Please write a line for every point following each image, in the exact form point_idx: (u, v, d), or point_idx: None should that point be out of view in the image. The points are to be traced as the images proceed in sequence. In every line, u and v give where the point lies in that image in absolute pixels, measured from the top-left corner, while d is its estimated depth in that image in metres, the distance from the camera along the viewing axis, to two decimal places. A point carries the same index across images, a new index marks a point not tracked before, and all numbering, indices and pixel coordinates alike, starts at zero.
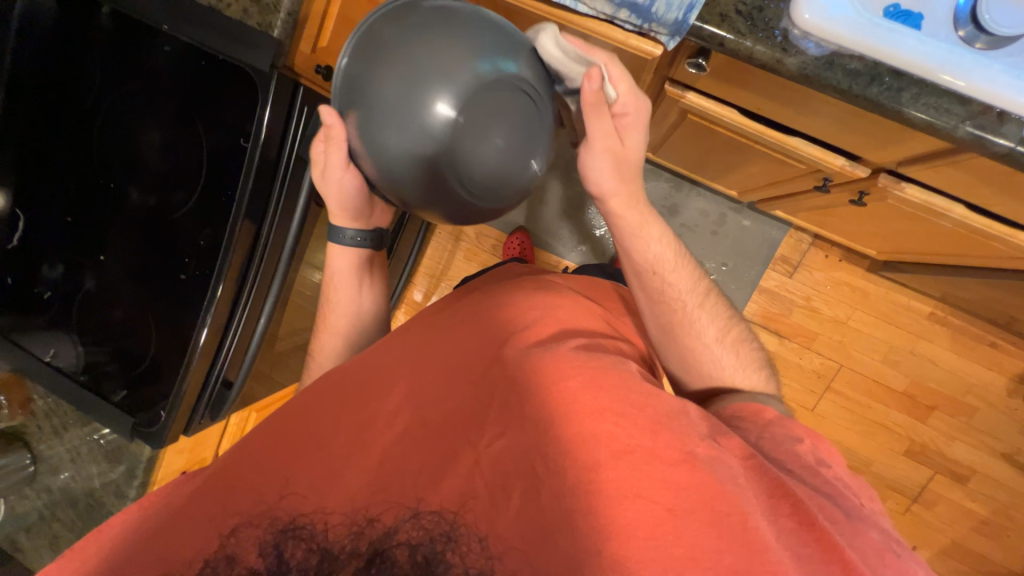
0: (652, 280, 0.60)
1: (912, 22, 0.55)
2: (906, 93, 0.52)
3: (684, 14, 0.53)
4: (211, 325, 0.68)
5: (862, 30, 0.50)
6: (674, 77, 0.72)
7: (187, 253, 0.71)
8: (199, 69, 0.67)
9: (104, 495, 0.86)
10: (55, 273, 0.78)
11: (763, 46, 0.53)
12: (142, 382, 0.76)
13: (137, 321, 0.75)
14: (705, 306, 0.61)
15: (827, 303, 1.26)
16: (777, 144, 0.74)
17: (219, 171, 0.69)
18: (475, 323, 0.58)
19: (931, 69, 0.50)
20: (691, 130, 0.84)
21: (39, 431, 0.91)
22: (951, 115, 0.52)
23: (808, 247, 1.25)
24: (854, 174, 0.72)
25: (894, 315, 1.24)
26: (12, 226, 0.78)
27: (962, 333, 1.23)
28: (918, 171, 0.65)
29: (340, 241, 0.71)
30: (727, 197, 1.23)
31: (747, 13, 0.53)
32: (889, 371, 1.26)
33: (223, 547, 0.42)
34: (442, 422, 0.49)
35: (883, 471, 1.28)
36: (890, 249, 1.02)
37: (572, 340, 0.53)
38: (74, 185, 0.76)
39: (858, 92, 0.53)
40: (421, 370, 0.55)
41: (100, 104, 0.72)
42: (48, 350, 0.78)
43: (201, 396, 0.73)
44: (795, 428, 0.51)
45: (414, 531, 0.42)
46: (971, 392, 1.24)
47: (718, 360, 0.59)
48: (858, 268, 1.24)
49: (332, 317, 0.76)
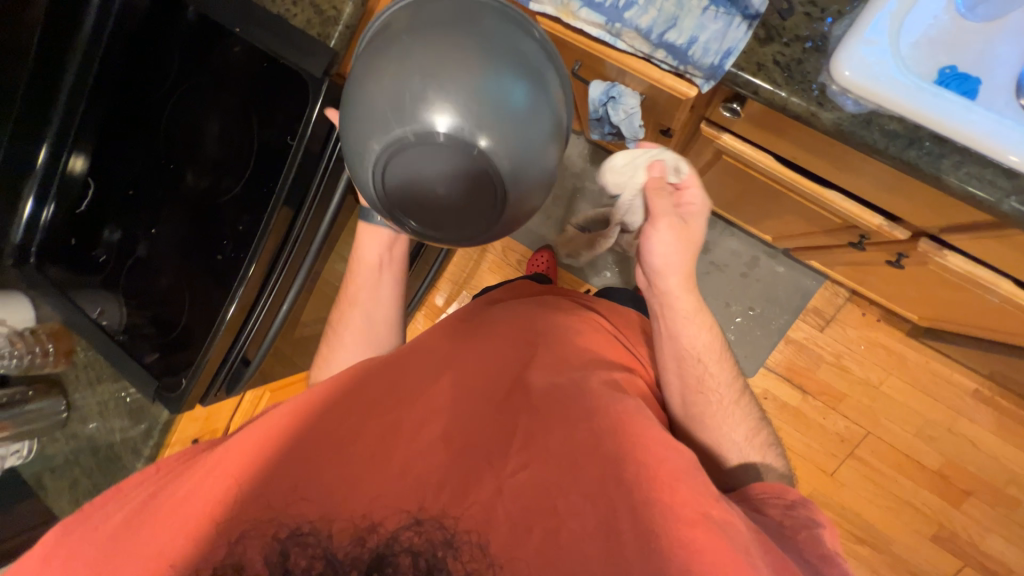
0: (695, 365, 0.62)
1: (968, 85, 0.56)
2: (947, 160, 0.51)
3: (721, 59, 0.55)
4: (239, 302, 0.72)
5: (904, 92, 0.50)
6: (709, 117, 0.73)
7: (227, 235, 0.76)
8: (262, 70, 0.73)
9: (121, 451, 0.91)
10: (114, 238, 0.85)
11: (799, 99, 0.53)
12: (173, 348, 0.80)
13: (177, 291, 0.80)
14: (739, 402, 0.62)
15: (859, 363, 1.20)
16: (812, 195, 0.72)
17: (267, 163, 0.73)
18: (498, 345, 0.61)
19: (978, 139, 0.49)
20: (726, 170, 0.84)
21: (76, 380, 0.96)
22: (996, 188, 0.50)
23: (844, 302, 1.21)
24: (892, 235, 0.70)
25: (933, 387, 1.18)
26: (84, 192, 0.86)
27: (1010, 416, 1.15)
28: (960, 240, 0.63)
29: (371, 222, 0.73)
30: (762, 241, 1.21)
31: (785, 64, 0.54)
32: (921, 447, 1.18)
33: (230, 555, 0.42)
34: (465, 441, 0.51)
35: (906, 555, 1.18)
36: (932, 316, 0.98)
37: (599, 373, 0.57)
38: (143, 163, 0.82)
39: (893, 153, 0.52)
40: (460, 391, 0.55)
41: (173, 91, 0.79)
42: (96, 307, 0.84)
43: (220, 370, 0.77)
44: (819, 513, 0.48)
45: (416, 539, 0.44)
46: (1014, 482, 1.15)
47: (741, 451, 0.59)
48: (897, 331, 1.19)
49: (354, 291, 0.78)
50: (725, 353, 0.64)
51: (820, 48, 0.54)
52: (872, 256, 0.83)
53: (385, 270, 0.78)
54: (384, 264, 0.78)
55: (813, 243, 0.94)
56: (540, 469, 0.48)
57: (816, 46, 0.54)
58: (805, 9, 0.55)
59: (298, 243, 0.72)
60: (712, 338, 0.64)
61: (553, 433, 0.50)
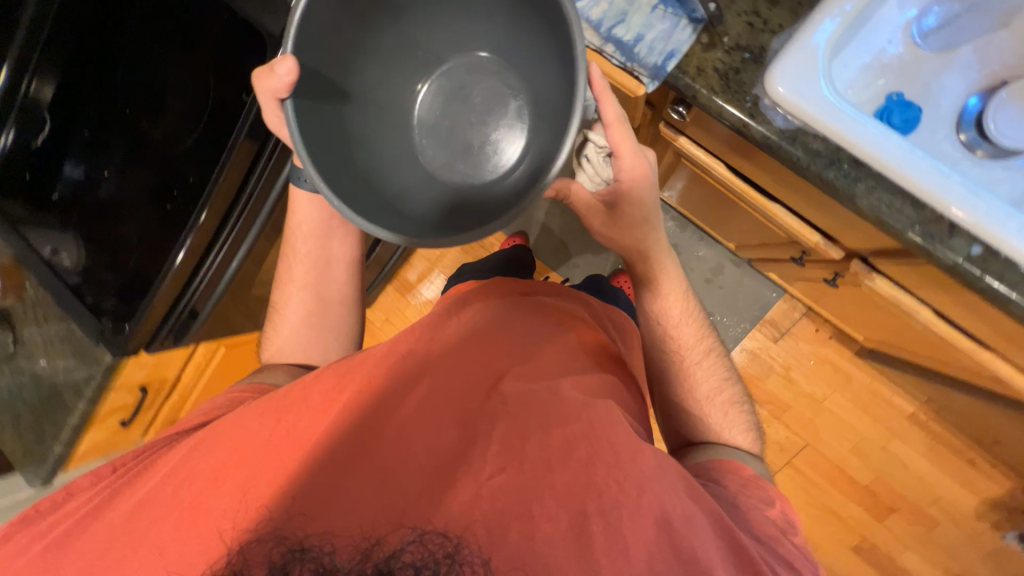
0: (657, 328, 0.68)
1: (909, 112, 0.62)
2: (861, 183, 0.56)
3: (664, 60, 0.59)
4: (187, 251, 0.72)
5: (830, 113, 0.54)
6: (667, 120, 0.76)
7: (176, 185, 0.76)
8: (223, 23, 0.69)
9: (66, 391, 0.88)
10: (76, 174, 0.81)
11: (735, 107, 0.58)
12: (129, 294, 0.79)
13: (131, 235, 0.78)
14: (704, 363, 0.67)
15: (806, 376, 1.29)
16: (759, 208, 0.77)
17: (225, 112, 0.71)
18: (478, 340, 0.57)
19: (890, 166, 0.54)
20: (689, 175, 0.88)
21: (25, 315, 0.91)
22: (903, 215, 0.55)
23: (800, 316, 1.29)
24: (828, 254, 0.75)
25: (872, 406, 1.27)
26: (40, 118, 0.81)
27: (941, 441, 1.25)
28: (888, 265, 0.69)
29: (299, 185, 0.66)
30: (729, 249, 1.27)
31: (723, 72, 0.59)
32: (853, 460, 1.27)
33: (230, 566, 0.38)
34: (430, 450, 0.45)
35: (830, 562, 1.27)
36: (875, 338, 1.05)
37: (571, 381, 0.54)
38: (98, 103, 0.80)
39: (815, 171, 0.56)
40: (438, 395, 0.50)
41: (136, 29, 0.76)
42: (49, 245, 0.81)
43: (166, 319, 0.78)
44: (768, 491, 0.54)
45: (416, 553, 0.38)
46: (936, 503, 1.25)
47: (704, 415, 0.64)
48: (846, 350, 1.28)
49: (296, 268, 0.70)
50: (694, 313, 0.68)
51: (757, 58, 0.59)
52: (813, 272, 0.90)
53: (327, 250, 0.71)
54: (319, 245, 0.70)
55: (766, 254, 0.99)
56: (516, 472, 0.44)
57: (753, 57, 0.59)
58: (747, 18, 0.59)
59: (248, 208, 0.71)
60: (677, 301, 0.67)
61: (529, 439, 0.46)
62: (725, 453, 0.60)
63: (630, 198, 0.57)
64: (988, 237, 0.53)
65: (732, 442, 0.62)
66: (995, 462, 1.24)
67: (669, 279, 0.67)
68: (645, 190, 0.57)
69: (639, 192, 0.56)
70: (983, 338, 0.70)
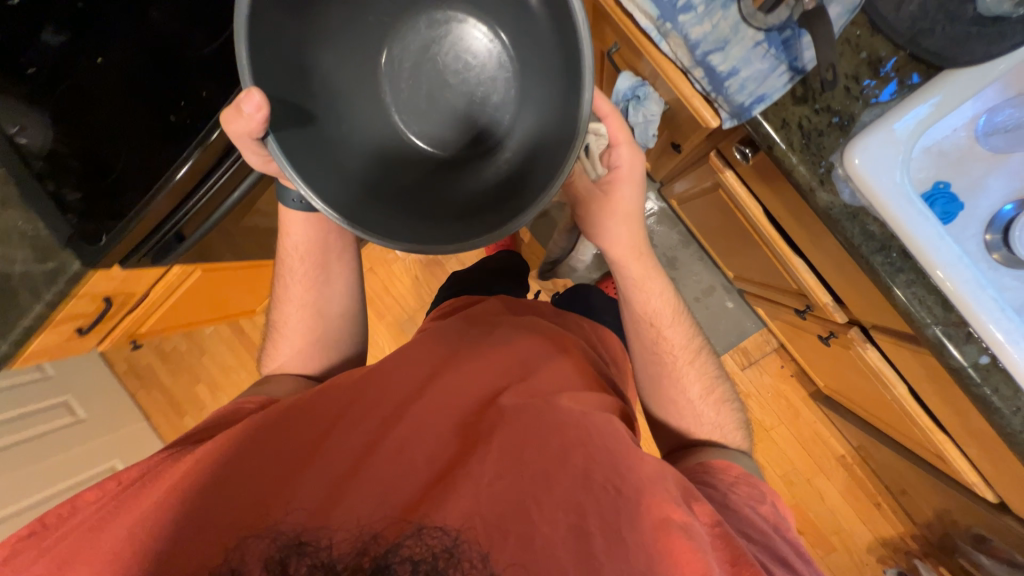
0: (648, 330, 0.66)
1: (947, 206, 0.62)
2: (902, 274, 0.56)
3: (751, 102, 0.60)
4: (191, 166, 0.68)
5: (896, 200, 0.55)
6: (720, 149, 0.76)
7: (183, 96, 0.69)
8: None
9: (18, 289, 0.73)
10: (56, 42, 0.70)
11: (806, 167, 0.58)
12: (103, 195, 0.71)
13: (119, 129, 0.70)
14: (694, 362, 0.66)
15: (761, 405, 1.33)
16: (782, 258, 0.78)
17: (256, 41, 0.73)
18: (472, 359, 0.58)
19: (935, 265, 0.54)
20: (717, 204, 0.87)
21: None
22: (929, 312, 0.55)
23: (770, 351, 1.33)
24: (833, 316, 0.77)
25: (811, 444, 1.33)
26: None
27: (858, 485, 1.32)
28: (884, 340, 0.71)
29: (286, 203, 0.61)
30: (724, 274, 1.28)
31: (807, 131, 0.58)
32: (781, 486, 1.32)
33: (224, 564, 0.37)
34: (428, 458, 0.46)
35: None
36: (835, 387, 1.10)
37: (566, 396, 0.54)
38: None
39: (864, 253, 0.57)
40: (430, 407, 0.51)
41: None
42: (13, 123, 0.71)
43: (148, 239, 0.76)
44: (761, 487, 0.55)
45: (416, 547, 0.39)
46: (838, 532, 1.31)
47: (697, 414, 0.64)
48: (802, 390, 1.33)
49: (290, 284, 0.65)
50: (683, 314, 0.67)
51: (844, 126, 0.58)
52: (810, 327, 0.91)
53: (328, 271, 0.67)
54: (322, 263, 0.66)
55: (763, 292, 1.00)
56: (514, 479, 0.44)
57: (841, 123, 0.58)
58: (848, 82, 0.58)
59: None
60: (665, 303, 0.66)
61: (529, 446, 0.47)
62: (717, 453, 0.60)
63: (623, 189, 0.60)
64: (997, 351, 0.53)
65: (725, 442, 0.62)
66: (895, 505, 1.31)
67: (652, 289, 0.65)
68: (637, 184, 0.60)
69: (636, 176, 0.59)
70: (937, 412, 0.73)
